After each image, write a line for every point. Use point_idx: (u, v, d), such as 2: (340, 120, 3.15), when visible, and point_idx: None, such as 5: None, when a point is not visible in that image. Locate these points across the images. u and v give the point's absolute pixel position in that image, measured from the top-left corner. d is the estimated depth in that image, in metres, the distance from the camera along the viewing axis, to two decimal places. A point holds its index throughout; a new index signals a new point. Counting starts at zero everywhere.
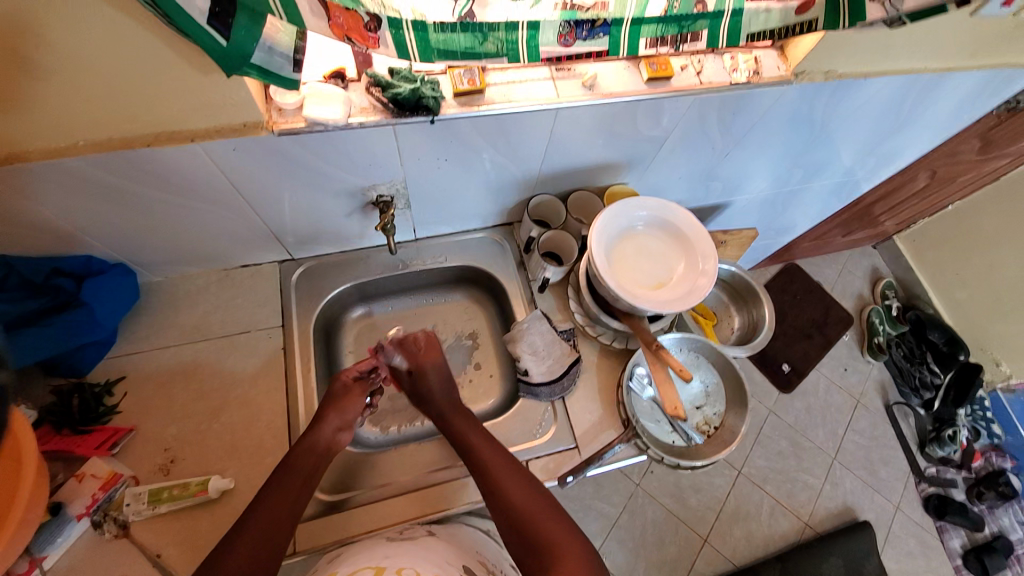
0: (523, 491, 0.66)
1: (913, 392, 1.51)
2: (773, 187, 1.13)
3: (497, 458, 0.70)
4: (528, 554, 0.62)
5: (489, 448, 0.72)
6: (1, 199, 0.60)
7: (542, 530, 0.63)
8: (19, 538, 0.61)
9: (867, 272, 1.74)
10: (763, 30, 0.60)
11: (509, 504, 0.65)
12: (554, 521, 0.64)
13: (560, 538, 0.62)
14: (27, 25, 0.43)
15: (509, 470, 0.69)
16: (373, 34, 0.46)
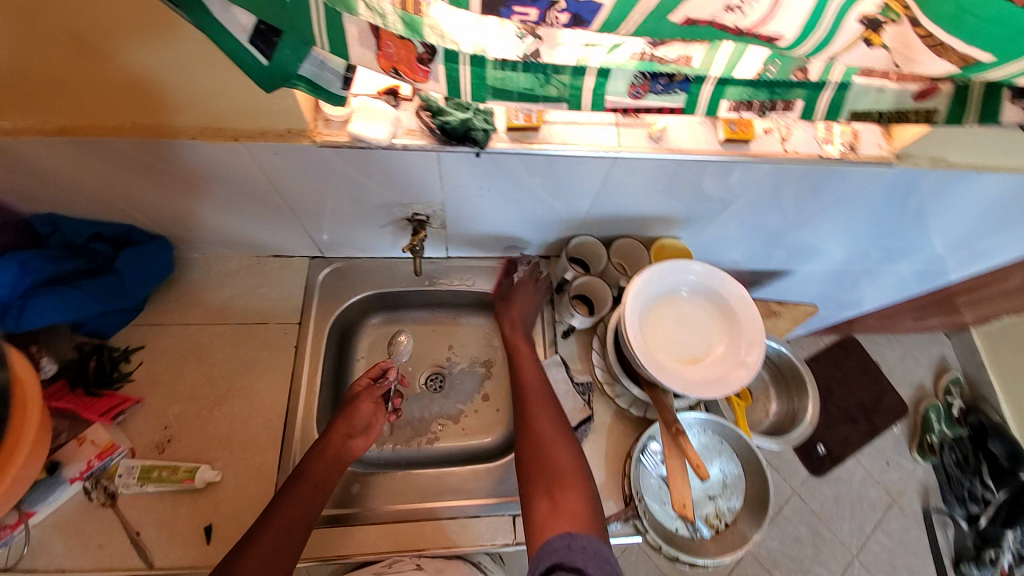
0: (552, 425, 0.72)
1: (959, 502, 1.29)
2: (843, 263, 1.02)
3: (538, 393, 0.76)
4: (536, 483, 0.68)
5: (534, 381, 0.78)
6: (52, 167, 0.62)
7: (556, 465, 0.68)
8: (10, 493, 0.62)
9: (937, 361, 1.47)
10: (871, 110, 0.52)
11: (535, 433, 0.72)
12: (570, 459, 0.69)
13: (571, 476, 0.67)
14: (84, 14, 0.43)
15: (546, 406, 0.75)
16: (425, 66, 0.42)
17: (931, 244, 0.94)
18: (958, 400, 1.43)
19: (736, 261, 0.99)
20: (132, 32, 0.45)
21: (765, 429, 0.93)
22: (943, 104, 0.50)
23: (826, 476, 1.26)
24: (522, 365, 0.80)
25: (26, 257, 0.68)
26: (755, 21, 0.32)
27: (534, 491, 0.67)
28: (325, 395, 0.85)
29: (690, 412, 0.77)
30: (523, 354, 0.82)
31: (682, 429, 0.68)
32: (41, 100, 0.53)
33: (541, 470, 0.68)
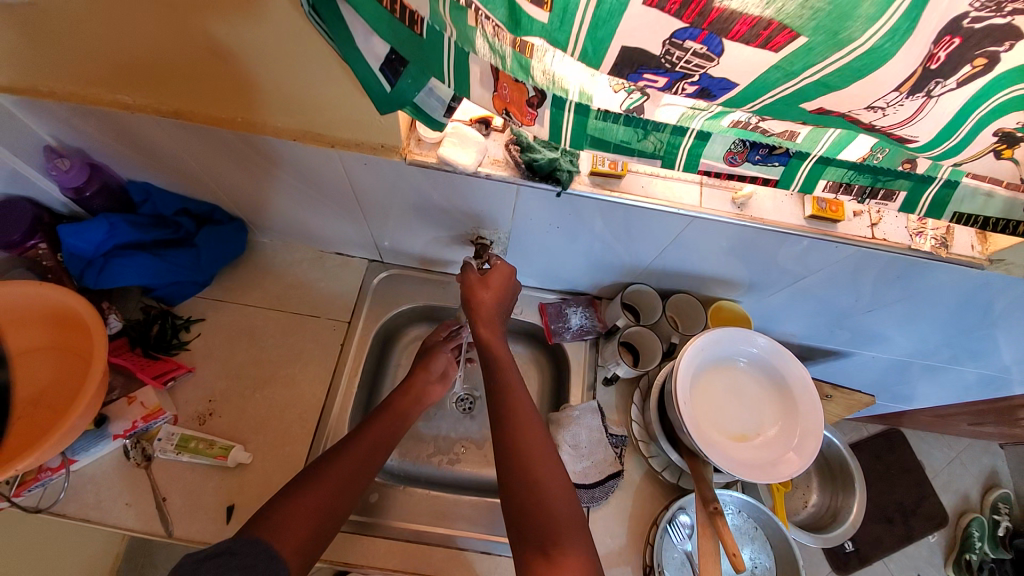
0: (549, 465, 0.60)
1: None
2: (911, 356, 0.95)
3: (530, 429, 0.62)
4: (527, 541, 0.55)
5: (529, 416, 0.63)
6: (160, 143, 0.67)
7: (552, 514, 0.56)
8: (66, 440, 0.65)
9: (988, 472, 1.32)
10: (977, 215, 0.48)
11: (527, 476, 0.59)
12: (569, 506, 0.58)
13: (569, 527, 0.56)
14: (221, 13, 0.46)
15: (541, 445, 0.62)
16: (533, 111, 0.43)
17: (1002, 354, 0.86)
18: (1005, 519, 1.24)
19: (793, 333, 0.95)
20: (251, 14, 0.46)
21: (802, 519, 0.88)
22: None
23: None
24: (510, 387, 0.66)
25: (117, 220, 0.74)
26: (895, 120, 0.31)
27: (525, 542, 0.56)
28: (361, 397, 0.86)
29: (727, 490, 0.76)
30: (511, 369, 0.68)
31: (720, 509, 0.67)
32: (170, 86, 0.58)
33: (531, 515, 0.56)
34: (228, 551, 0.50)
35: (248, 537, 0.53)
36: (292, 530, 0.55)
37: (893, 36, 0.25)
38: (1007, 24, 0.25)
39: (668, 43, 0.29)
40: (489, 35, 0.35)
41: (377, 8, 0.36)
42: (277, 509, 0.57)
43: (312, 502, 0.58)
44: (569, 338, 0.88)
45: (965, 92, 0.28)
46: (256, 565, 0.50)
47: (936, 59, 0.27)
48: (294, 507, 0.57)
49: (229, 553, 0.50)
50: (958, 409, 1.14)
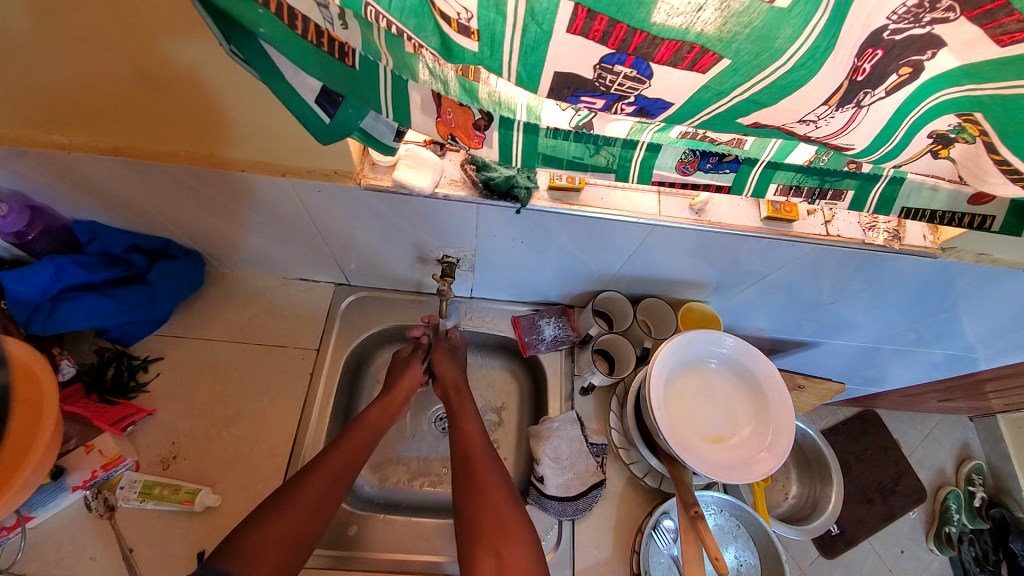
0: (495, 485, 0.68)
1: None
2: (878, 341, 0.97)
3: (480, 450, 0.73)
4: (475, 538, 0.64)
5: (480, 449, 0.73)
6: (103, 182, 0.64)
7: (502, 520, 0.65)
8: (17, 499, 0.61)
9: (960, 445, 1.31)
10: (924, 209, 0.48)
11: (479, 493, 0.68)
12: (517, 513, 0.66)
13: (516, 529, 0.64)
14: (153, 45, 0.45)
15: (490, 471, 0.70)
16: (480, 132, 0.43)
17: (965, 333, 0.88)
18: (980, 489, 1.24)
19: (763, 327, 0.97)
20: (180, 36, 0.44)
21: (782, 513, 0.90)
22: (1002, 213, 0.46)
23: (836, 560, 1.08)
24: (466, 415, 0.78)
25: (63, 261, 0.70)
26: (829, 131, 0.31)
27: (478, 546, 0.63)
28: (335, 426, 0.83)
29: (708, 491, 0.77)
30: (467, 409, 0.79)
31: (701, 513, 0.67)
32: (107, 123, 0.56)
33: (486, 523, 0.65)
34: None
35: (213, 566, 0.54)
36: (262, 559, 0.57)
37: (815, 54, 0.25)
38: (926, 34, 0.24)
39: (599, 68, 0.28)
40: (430, 62, 0.34)
41: (301, 43, 0.32)
42: (260, 522, 0.59)
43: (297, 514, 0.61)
44: (544, 349, 0.88)
45: (895, 99, 0.29)
46: None
47: (862, 71, 0.27)
48: (272, 532, 0.59)
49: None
50: (927, 387, 1.16)
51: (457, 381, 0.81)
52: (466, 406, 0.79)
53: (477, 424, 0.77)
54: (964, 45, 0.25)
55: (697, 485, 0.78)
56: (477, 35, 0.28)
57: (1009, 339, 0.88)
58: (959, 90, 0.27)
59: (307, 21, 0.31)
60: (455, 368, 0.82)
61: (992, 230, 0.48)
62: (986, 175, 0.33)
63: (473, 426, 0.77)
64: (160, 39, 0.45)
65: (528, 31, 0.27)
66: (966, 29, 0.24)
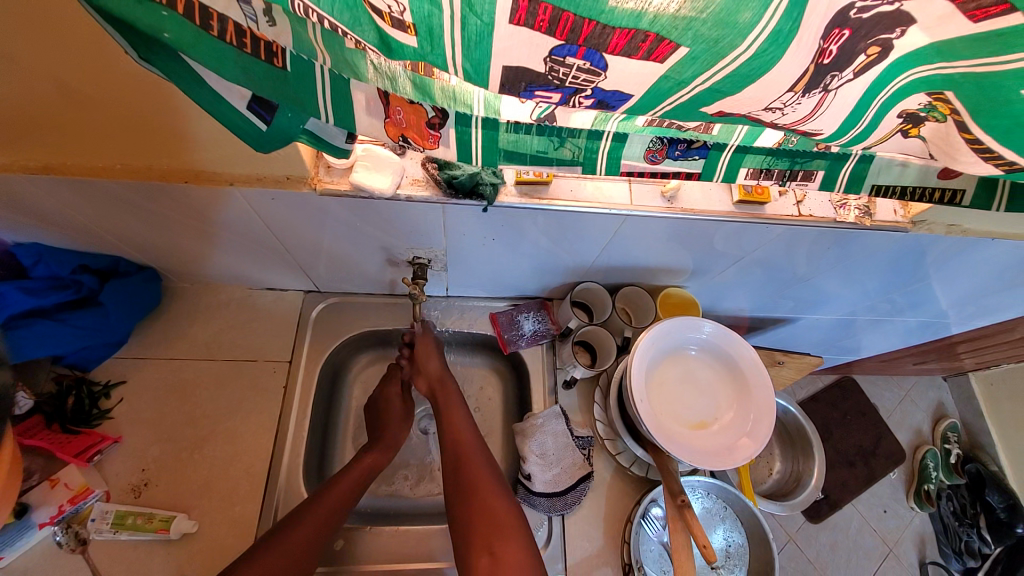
0: (488, 480, 0.67)
1: (958, 558, 1.13)
2: (853, 313, 0.98)
3: (471, 451, 0.71)
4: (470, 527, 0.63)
5: (471, 447, 0.72)
6: (35, 202, 0.59)
7: (495, 512, 0.64)
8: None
9: (935, 406, 1.34)
10: (895, 186, 0.47)
11: (473, 492, 0.66)
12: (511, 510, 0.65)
13: (509, 524, 0.63)
14: (65, 47, 0.41)
15: (477, 455, 0.71)
16: (435, 131, 0.40)
17: (938, 301, 0.90)
18: (956, 446, 1.28)
19: (742, 307, 0.97)
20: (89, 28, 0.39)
21: (768, 489, 0.92)
22: (970, 187, 0.47)
23: (822, 523, 1.10)
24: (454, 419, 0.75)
25: (7, 288, 0.63)
26: (797, 117, 0.30)
27: (472, 548, 0.61)
28: (313, 439, 0.81)
29: (693, 475, 0.78)
30: (453, 402, 0.77)
31: (688, 501, 0.68)
32: (29, 140, 0.51)
33: (481, 520, 0.63)
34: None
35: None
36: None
37: (777, 39, 0.24)
38: (894, 11, 0.23)
39: (549, 61, 0.26)
40: (375, 61, 0.31)
41: (217, 45, 0.29)
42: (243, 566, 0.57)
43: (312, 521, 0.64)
44: (524, 345, 0.86)
45: (862, 81, 0.27)
46: None
47: (828, 54, 0.25)
48: (271, 562, 0.58)
49: None
50: (901, 352, 1.18)
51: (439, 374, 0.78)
52: (452, 401, 0.77)
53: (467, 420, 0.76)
54: (934, 22, 0.23)
55: (684, 471, 0.78)
56: (413, 29, 0.25)
57: (978, 304, 0.90)
58: (929, 70, 0.26)
59: (224, 21, 0.28)
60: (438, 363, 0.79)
61: (962, 203, 0.48)
62: (956, 153, 0.32)
63: (462, 421, 0.75)
64: (70, 40, 0.40)
65: (468, 23, 0.24)
66: (937, 5, 0.22)
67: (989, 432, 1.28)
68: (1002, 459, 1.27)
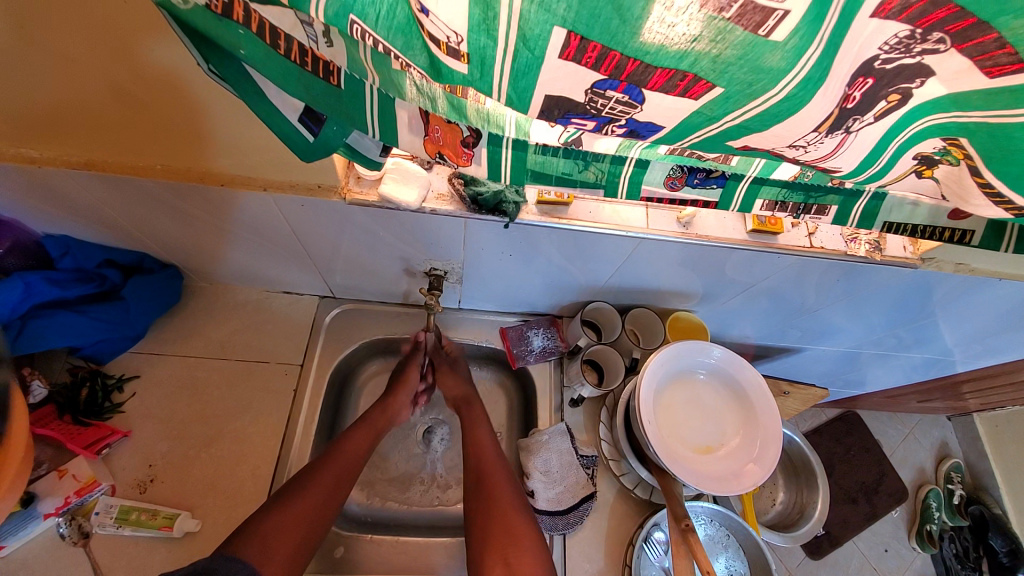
0: (507, 493, 0.68)
1: None
2: (860, 347, 0.98)
3: (493, 463, 0.72)
4: (487, 532, 0.64)
5: (491, 460, 0.73)
6: (73, 197, 0.62)
7: (512, 522, 0.65)
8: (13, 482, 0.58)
9: (940, 445, 1.33)
10: (906, 224, 0.49)
11: (492, 503, 0.67)
12: (530, 530, 0.65)
13: (527, 536, 0.63)
14: (126, 53, 0.43)
15: (496, 465, 0.72)
16: (469, 150, 0.42)
17: (943, 338, 0.90)
18: (960, 487, 1.27)
19: (749, 335, 0.98)
20: (153, 40, 0.42)
21: (770, 519, 0.91)
22: (980, 228, 0.48)
23: (823, 560, 1.09)
24: (477, 430, 0.77)
25: (33, 278, 0.66)
26: (818, 155, 0.32)
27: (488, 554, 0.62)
28: (319, 444, 0.81)
29: (697, 501, 0.77)
30: (476, 414, 0.80)
31: (691, 525, 0.68)
32: (78, 137, 0.54)
33: (495, 529, 0.64)
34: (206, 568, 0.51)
35: (226, 555, 0.53)
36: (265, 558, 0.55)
37: (806, 85, 0.25)
38: (916, 63, 0.25)
39: (590, 92, 0.28)
40: (417, 80, 0.33)
41: (284, 63, 0.31)
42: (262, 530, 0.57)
43: (323, 484, 0.64)
44: (533, 360, 0.87)
45: (882, 125, 0.29)
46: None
47: (852, 99, 0.27)
48: (281, 526, 0.58)
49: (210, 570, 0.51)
50: (906, 388, 1.18)
51: (465, 393, 0.82)
52: (476, 416, 0.79)
53: (489, 433, 0.77)
54: (953, 76, 0.25)
55: (687, 496, 0.78)
56: (466, 58, 0.27)
57: (984, 343, 0.90)
58: (946, 117, 0.28)
59: (291, 41, 0.30)
60: (460, 381, 0.83)
61: (971, 244, 0.49)
62: (968, 195, 0.33)
63: (485, 435, 0.77)
64: (136, 47, 0.43)
65: (520, 54, 0.26)
66: (955, 60, 0.24)
67: (994, 475, 1.27)
68: (1007, 502, 1.25)
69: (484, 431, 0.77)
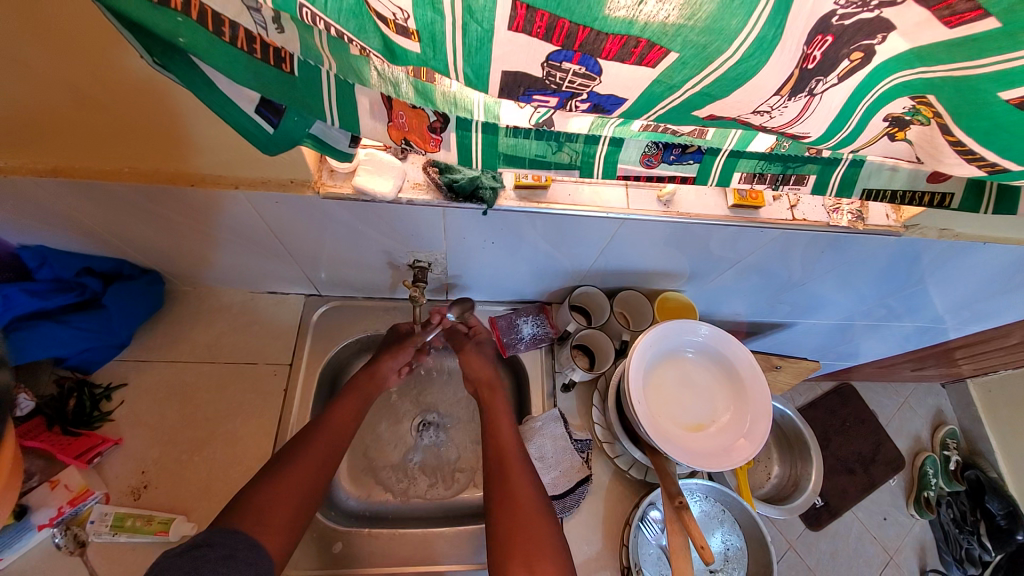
0: (529, 490, 0.67)
1: (958, 565, 1.13)
2: (850, 318, 0.98)
3: (515, 459, 0.70)
4: (508, 540, 0.62)
5: (515, 455, 0.71)
6: (42, 206, 0.60)
7: (534, 524, 0.63)
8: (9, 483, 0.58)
9: (934, 412, 1.34)
10: (884, 190, 0.48)
11: (512, 505, 0.65)
12: (549, 526, 0.64)
13: (546, 539, 0.62)
14: (82, 60, 0.43)
15: (517, 461, 0.70)
16: (436, 135, 0.41)
17: (933, 305, 0.90)
18: (955, 453, 1.28)
19: (739, 311, 0.97)
20: (112, 43, 0.41)
21: (766, 493, 0.92)
22: (959, 191, 0.47)
23: (823, 531, 1.10)
24: (499, 424, 0.75)
25: (12, 290, 0.64)
26: (784, 121, 0.31)
27: (511, 558, 0.60)
28: None
29: (692, 478, 0.78)
30: (499, 407, 0.77)
31: (685, 503, 0.68)
32: (37, 142, 0.52)
33: (519, 531, 0.62)
34: (205, 542, 0.52)
35: (218, 526, 0.55)
36: (277, 511, 0.58)
37: (762, 46, 0.25)
38: (875, 18, 0.24)
39: (546, 66, 0.27)
40: (379, 66, 0.32)
41: (229, 50, 0.30)
42: (261, 491, 0.59)
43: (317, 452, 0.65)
44: (523, 348, 0.87)
45: (847, 85, 0.28)
46: (235, 555, 0.52)
47: (812, 59, 0.26)
48: (274, 490, 0.59)
49: (205, 544, 0.52)
50: (898, 358, 1.19)
51: (490, 377, 0.80)
52: (497, 406, 0.77)
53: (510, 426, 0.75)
54: (913, 27, 0.24)
55: (682, 474, 0.79)
56: (417, 35, 0.26)
57: (972, 308, 0.90)
58: (912, 73, 0.27)
59: (235, 28, 0.30)
60: (485, 364, 0.81)
61: (951, 207, 0.49)
62: (940, 155, 0.33)
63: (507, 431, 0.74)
64: (86, 42, 0.41)
65: (469, 29, 0.25)
66: (913, 12, 0.24)
67: (989, 438, 1.28)
68: (1001, 465, 1.26)
69: (505, 424, 0.75)
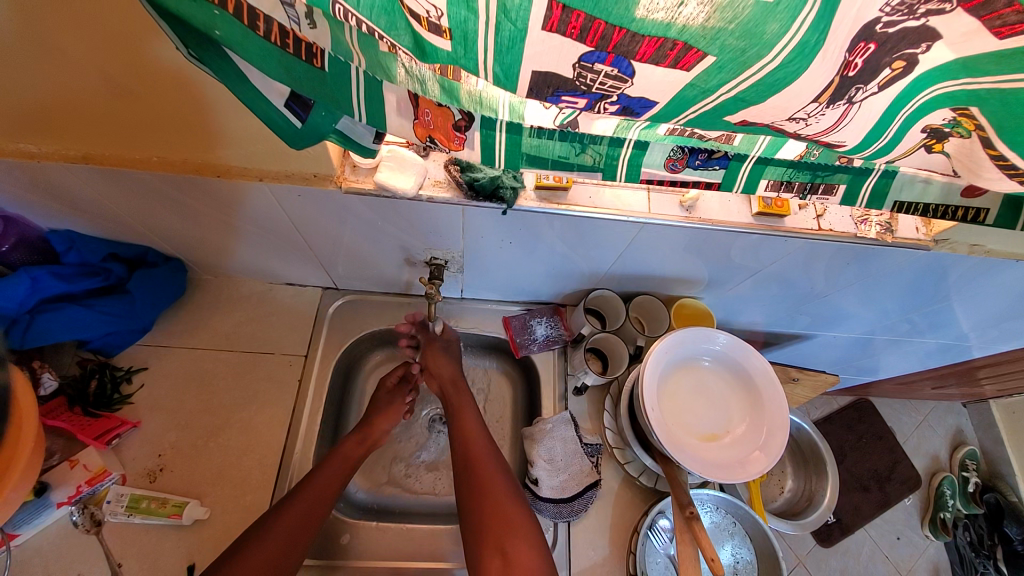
0: (499, 482, 0.68)
1: None
2: (871, 332, 0.96)
3: (484, 451, 0.72)
4: (480, 531, 0.64)
5: (481, 444, 0.72)
6: (74, 192, 0.62)
7: (506, 513, 0.65)
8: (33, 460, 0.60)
9: (954, 432, 1.31)
10: (917, 203, 0.46)
11: (484, 497, 0.66)
12: (521, 511, 0.65)
13: (521, 527, 0.63)
14: (122, 53, 0.44)
15: (486, 454, 0.71)
16: (461, 133, 0.41)
17: (959, 322, 0.88)
18: (975, 475, 1.24)
19: (757, 321, 0.96)
20: (147, 35, 0.42)
21: (778, 507, 0.90)
22: (996, 206, 0.46)
23: (834, 547, 1.07)
24: (466, 418, 0.76)
25: (40, 272, 0.66)
26: (820, 128, 0.30)
27: (484, 547, 0.62)
28: (325, 433, 0.83)
29: (703, 489, 0.77)
30: (465, 401, 0.78)
31: (695, 513, 0.67)
32: (69, 130, 0.54)
33: (489, 523, 0.64)
34: None
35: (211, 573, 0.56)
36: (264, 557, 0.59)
37: (803, 50, 0.24)
38: (921, 26, 0.23)
39: (578, 66, 0.27)
40: (406, 63, 0.32)
41: (263, 44, 0.31)
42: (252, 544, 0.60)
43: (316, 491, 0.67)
44: (536, 349, 0.86)
45: (887, 95, 0.27)
46: None
47: (854, 66, 0.25)
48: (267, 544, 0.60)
49: None
50: (921, 374, 1.16)
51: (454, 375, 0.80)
52: (464, 401, 0.78)
53: (477, 419, 0.77)
54: (961, 37, 0.23)
55: (693, 484, 0.78)
56: (449, 34, 0.26)
57: (1000, 327, 0.87)
58: (956, 85, 0.26)
59: (270, 22, 0.30)
60: (451, 363, 0.81)
61: (986, 222, 0.47)
62: (980, 169, 0.32)
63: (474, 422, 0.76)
64: (121, 33, 0.42)
65: (502, 29, 0.25)
66: (963, 21, 0.23)
67: (1011, 461, 1.24)
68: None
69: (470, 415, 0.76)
